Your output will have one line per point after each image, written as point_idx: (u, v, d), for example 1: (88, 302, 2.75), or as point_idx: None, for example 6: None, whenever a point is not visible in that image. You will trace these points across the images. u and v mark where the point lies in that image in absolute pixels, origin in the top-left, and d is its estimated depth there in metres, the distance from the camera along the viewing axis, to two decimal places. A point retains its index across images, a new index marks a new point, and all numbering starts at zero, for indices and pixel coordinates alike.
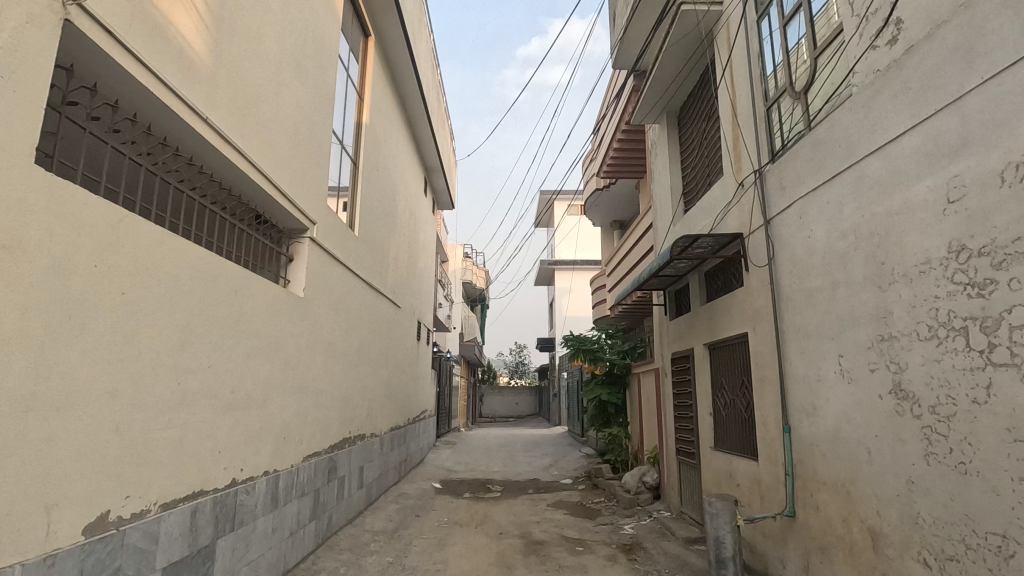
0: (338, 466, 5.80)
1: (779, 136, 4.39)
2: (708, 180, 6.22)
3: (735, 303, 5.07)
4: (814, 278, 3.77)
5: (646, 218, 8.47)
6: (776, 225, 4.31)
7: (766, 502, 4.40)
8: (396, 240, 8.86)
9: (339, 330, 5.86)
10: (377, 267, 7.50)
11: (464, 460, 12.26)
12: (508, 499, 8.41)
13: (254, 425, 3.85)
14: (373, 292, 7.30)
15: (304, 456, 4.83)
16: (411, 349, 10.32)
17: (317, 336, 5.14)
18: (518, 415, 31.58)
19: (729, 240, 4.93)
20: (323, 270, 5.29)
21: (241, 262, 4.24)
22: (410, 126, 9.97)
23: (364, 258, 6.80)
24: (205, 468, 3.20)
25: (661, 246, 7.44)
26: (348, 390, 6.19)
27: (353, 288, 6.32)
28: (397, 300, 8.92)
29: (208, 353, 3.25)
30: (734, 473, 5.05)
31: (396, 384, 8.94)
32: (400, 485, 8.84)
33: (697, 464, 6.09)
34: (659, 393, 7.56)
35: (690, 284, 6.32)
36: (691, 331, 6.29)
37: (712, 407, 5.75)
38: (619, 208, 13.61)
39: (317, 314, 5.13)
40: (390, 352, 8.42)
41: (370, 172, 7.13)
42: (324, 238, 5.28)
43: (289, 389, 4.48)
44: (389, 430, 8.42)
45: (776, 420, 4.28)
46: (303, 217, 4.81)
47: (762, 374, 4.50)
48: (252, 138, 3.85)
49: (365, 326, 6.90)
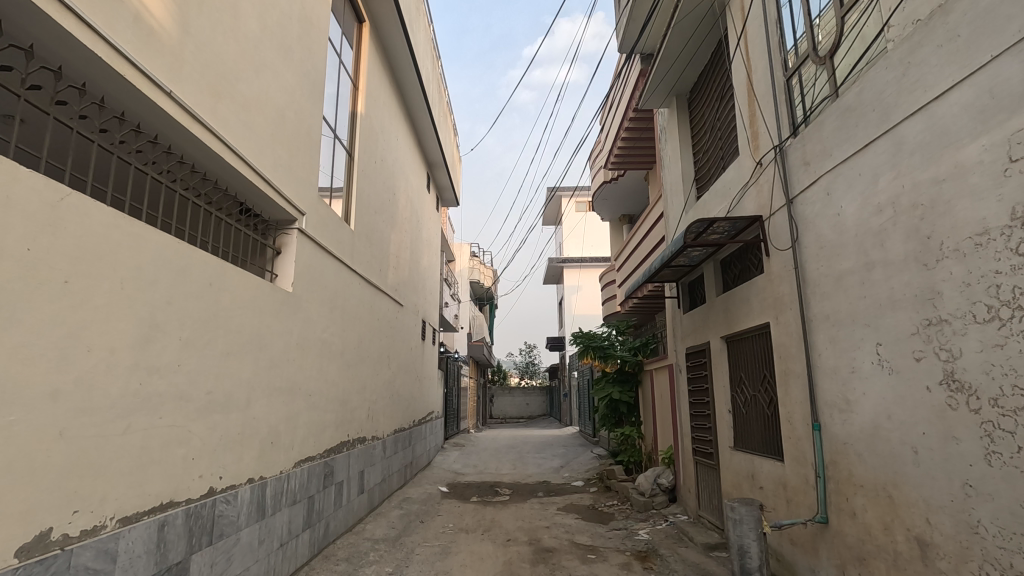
0: (335, 471, 5.51)
1: (802, 108, 4.04)
2: (722, 163, 5.86)
3: (755, 291, 4.71)
4: (845, 260, 3.41)
5: (656, 208, 8.10)
6: (798, 204, 3.95)
7: (793, 507, 4.04)
8: (397, 236, 8.59)
9: (335, 328, 5.57)
10: (376, 263, 7.21)
11: (472, 462, 11.95)
12: (517, 503, 8.08)
13: (235, 429, 3.57)
14: (371, 289, 6.99)
15: (295, 461, 4.54)
16: (415, 348, 10.03)
17: (309, 335, 4.85)
18: (529, 415, 31.21)
19: (747, 224, 4.58)
20: (315, 264, 5.00)
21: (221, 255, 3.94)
22: (410, 119, 9.70)
23: (361, 253, 6.50)
24: (175, 478, 2.92)
25: (673, 235, 7.10)
26: (345, 391, 5.90)
27: (349, 284, 6.03)
28: (399, 298, 8.63)
29: (177, 351, 2.97)
30: (757, 475, 4.69)
31: (399, 385, 8.65)
32: (404, 489, 8.55)
33: (715, 465, 5.74)
34: (673, 390, 7.20)
35: (705, 273, 5.95)
36: (706, 324, 5.93)
37: (730, 404, 5.40)
38: (628, 201, 13.25)
39: (309, 310, 4.85)
40: (392, 352, 8.14)
41: (367, 164, 6.85)
42: (315, 232, 5.00)
43: (276, 390, 4.20)
44: (392, 432, 8.13)
45: (803, 417, 3.92)
46: (290, 207, 4.53)
47: (786, 368, 4.14)
48: (229, 121, 3.57)
49: (363, 325, 6.60)
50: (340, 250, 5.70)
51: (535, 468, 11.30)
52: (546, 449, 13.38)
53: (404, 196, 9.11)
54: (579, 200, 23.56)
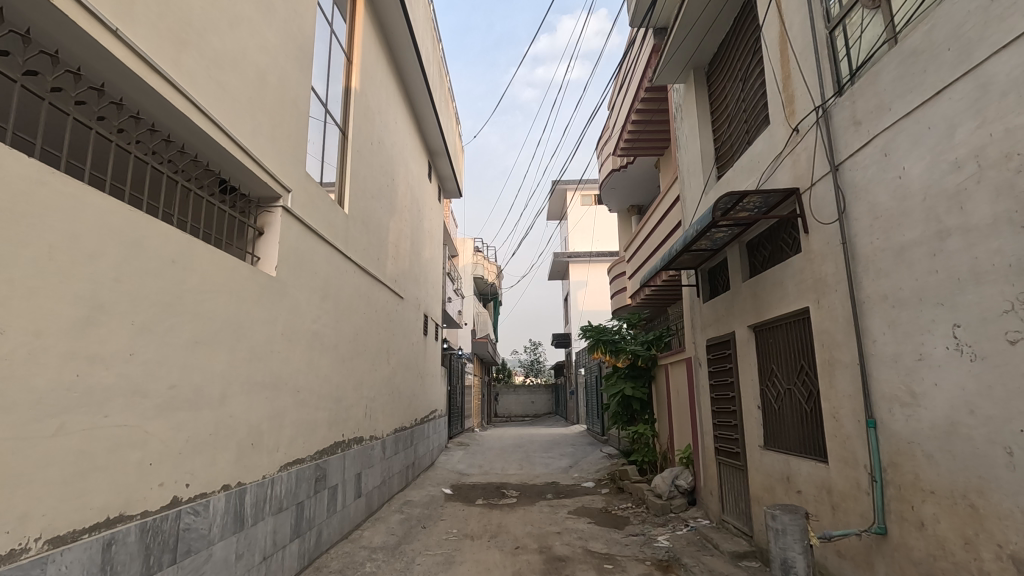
0: (328, 475, 5.06)
1: (847, 63, 3.57)
2: (748, 137, 5.38)
3: (790, 273, 4.24)
4: (908, 229, 2.94)
5: (671, 191, 7.61)
6: (846, 170, 3.48)
7: (841, 514, 3.57)
8: (396, 224, 8.14)
9: (327, 319, 5.12)
10: (373, 251, 6.76)
11: (477, 462, 11.50)
12: (524, 506, 7.62)
13: (207, 430, 3.13)
14: (368, 279, 6.54)
15: (281, 465, 4.10)
16: (416, 344, 9.58)
17: (296, 324, 4.40)
18: (534, 414, 30.73)
19: (782, 197, 4.11)
20: (303, 248, 4.55)
21: (194, 234, 3.48)
22: (410, 102, 9.25)
23: (356, 240, 6.05)
24: (127, 487, 2.48)
25: (691, 219, 6.64)
26: (339, 388, 5.45)
27: (343, 272, 5.58)
28: (399, 290, 8.18)
29: (130, 337, 2.52)
30: (794, 478, 4.22)
31: (400, 382, 8.20)
32: (406, 491, 8.11)
33: (742, 466, 5.26)
34: (692, 385, 6.72)
35: (729, 257, 5.47)
36: (730, 313, 5.45)
37: (760, 400, 4.92)
38: (637, 191, 12.77)
39: (296, 298, 4.40)
40: (391, 347, 7.68)
41: (362, 145, 6.39)
42: (302, 212, 4.54)
43: (258, 386, 3.75)
44: (393, 432, 7.69)
45: (853, 412, 3.45)
46: (273, 181, 4.07)
47: (831, 357, 3.67)
48: (197, 75, 3.12)
49: (359, 316, 6.16)
50: (331, 235, 5.25)
51: (543, 468, 10.83)
52: (554, 448, 12.93)
53: (404, 183, 8.65)
54: (585, 193, 23.07)
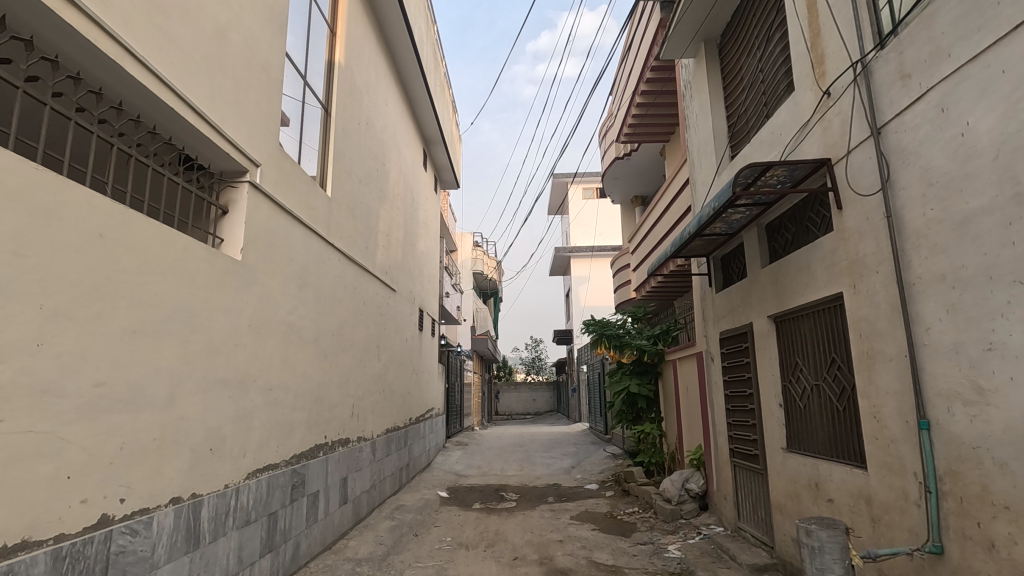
0: (308, 481, 4.62)
1: (890, 11, 3.11)
2: (767, 110, 4.92)
3: (818, 256, 3.78)
4: (973, 196, 2.48)
5: (679, 175, 7.15)
6: (891, 133, 3.02)
7: (884, 529, 3.12)
8: (388, 212, 7.69)
9: (306, 310, 4.68)
10: (360, 239, 6.31)
11: (475, 462, 11.06)
12: (524, 510, 7.18)
13: (151, 434, 2.69)
14: (355, 269, 6.08)
15: (249, 472, 3.66)
16: (411, 339, 9.14)
17: (267, 315, 3.96)
18: (536, 411, 30.28)
19: (812, 169, 3.65)
20: (275, 231, 4.11)
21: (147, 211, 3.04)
22: (403, 85, 8.79)
23: (340, 226, 5.60)
24: (35, 507, 2.04)
25: (702, 203, 6.17)
26: (321, 386, 5.01)
27: (324, 260, 5.13)
28: (391, 282, 7.73)
29: (37, 325, 2.08)
30: (824, 485, 3.77)
31: (392, 379, 7.75)
32: (398, 494, 7.68)
33: (761, 470, 4.81)
34: (703, 382, 6.26)
35: (746, 241, 5.01)
36: (748, 302, 5.00)
37: (782, 397, 4.46)
38: (641, 180, 12.30)
39: (267, 286, 3.96)
40: (382, 342, 7.23)
41: (348, 124, 5.94)
42: (273, 190, 4.09)
43: (219, 384, 3.31)
44: (384, 432, 7.25)
45: (899, 412, 2.99)
46: (237, 153, 3.63)
47: (871, 348, 3.22)
48: (131, 17, 2.67)
49: (344, 309, 5.71)
50: (310, 218, 4.80)
51: (544, 468, 10.39)
52: (555, 448, 12.48)
53: (396, 169, 8.20)
54: (586, 186, 22.57)
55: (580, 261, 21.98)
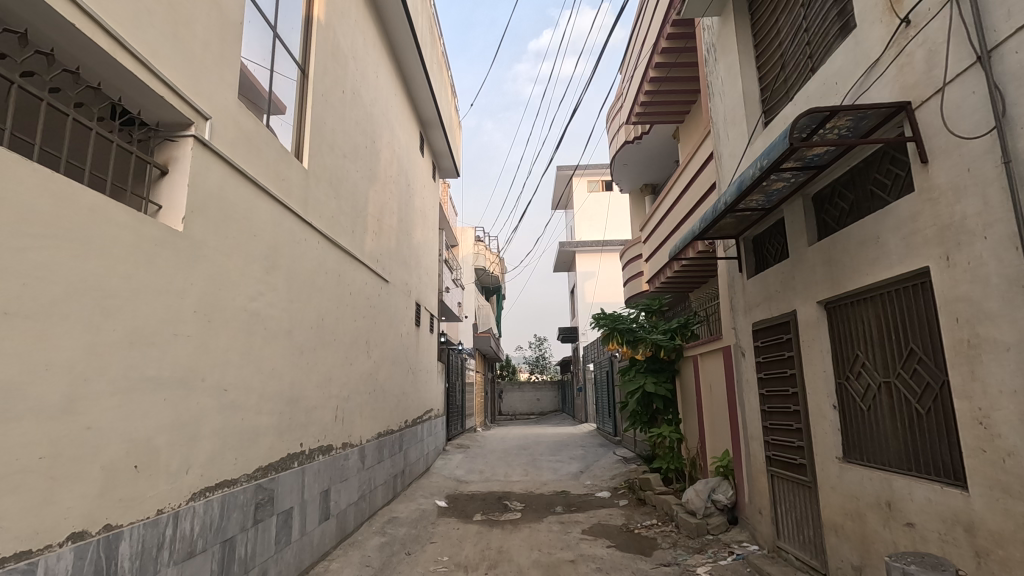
0: (278, 497, 3.95)
1: None
2: (812, 62, 4.23)
3: (892, 225, 3.09)
4: None
5: (700, 151, 6.45)
6: (1010, 53, 2.31)
7: (996, 567, 2.43)
8: (378, 195, 7.02)
9: (275, 297, 4.00)
10: (345, 222, 5.64)
11: (477, 467, 10.37)
12: (530, 523, 6.49)
13: (36, 452, 2.03)
14: (338, 255, 5.41)
15: (196, 492, 3.00)
16: (406, 335, 8.46)
17: (221, 300, 3.29)
18: (541, 412, 29.52)
19: (885, 115, 2.99)
20: (232, 200, 3.43)
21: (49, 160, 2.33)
22: (397, 61, 8.14)
23: (320, 204, 4.93)
24: None
25: (729, 177, 5.48)
26: (295, 386, 4.33)
27: (298, 242, 4.45)
28: (383, 271, 7.05)
29: None
30: (900, 505, 3.08)
31: (385, 378, 7.07)
32: (391, 505, 6.99)
33: (808, 482, 4.11)
34: (732, 380, 5.56)
35: (787, 215, 4.32)
36: (790, 287, 4.30)
37: (837, 398, 3.77)
38: (651, 167, 11.62)
39: (220, 265, 3.28)
40: (373, 337, 6.55)
41: (329, 90, 5.27)
42: (230, 152, 3.42)
43: (150, 384, 2.64)
44: (375, 437, 6.56)
45: (1020, 417, 2.30)
46: (177, 98, 2.92)
47: (975, 335, 2.52)
48: None
49: (326, 299, 5.04)
50: (280, 191, 4.12)
51: (551, 474, 9.69)
52: (562, 451, 11.76)
53: (388, 149, 7.52)
54: (592, 179, 21.86)
55: (590, 254, 21.27)
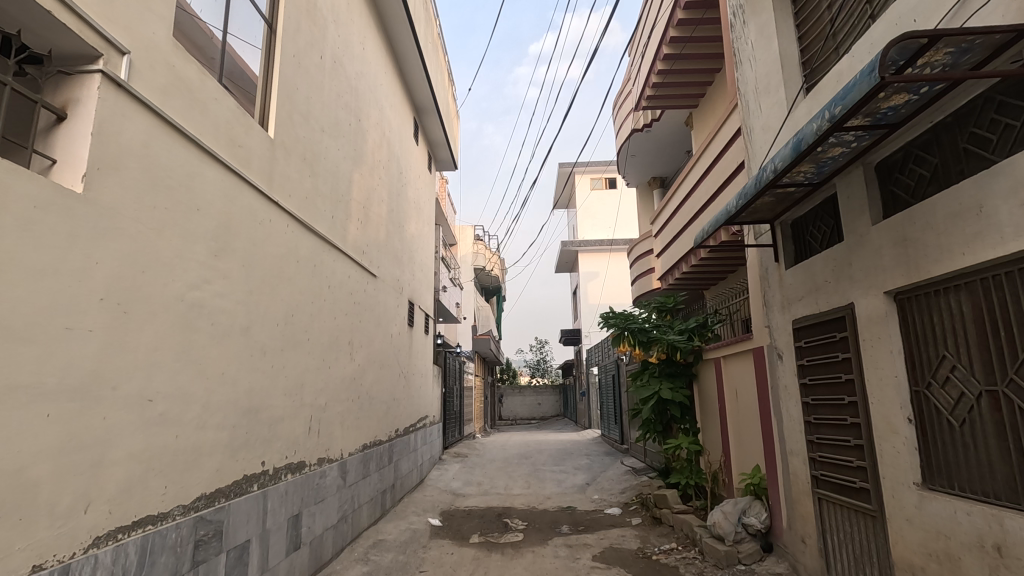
0: (230, 529, 3.24)
1: None
2: (871, 7, 3.55)
3: (1006, 189, 2.39)
4: None
5: (725, 128, 5.78)
6: None
7: None
8: (366, 179, 6.34)
9: (226, 286, 3.30)
10: (323, 205, 4.95)
11: (476, 478, 9.64)
12: (533, 545, 5.77)
13: None
14: (313, 242, 4.71)
15: (103, 535, 2.30)
16: (398, 335, 7.76)
17: (145, 287, 2.59)
18: (541, 417, 28.78)
19: (997, 45, 2.34)
20: (164, 163, 2.74)
21: None
22: (387, 36, 7.46)
23: (290, 181, 4.24)
24: None
25: (762, 153, 4.80)
26: (255, 393, 3.63)
27: (260, 223, 3.77)
28: (370, 264, 6.35)
29: None
30: (1015, 552, 2.38)
31: (372, 384, 6.37)
32: (379, 524, 6.27)
33: (872, 511, 3.41)
34: (765, 386, 4.86)
35: (842, 191, 3.64)
36: (845, 276, 3.61)
37: (913, 411, 3.07)
38: (661, 158, 10.95)
39: (144, 241, 2.59)
40: (357, 337, 5.85)
41: (303, 51, 4.59)
42: (161, 102, 2.73)
43: (21, 395, 1.95)
44: (359, 449, 5.85)
45: None
46: (75, 19, 2.22)
47: None
48: None
49: (297, 291, 4.34)
50: (235, 160, 3.44)
51: (555, 486, 8.97)
52: (566, 460, 11.04)
53: (377, 131, 6.84)
54: (596, 176, 21.16)
55: (600, 253, 20.65)
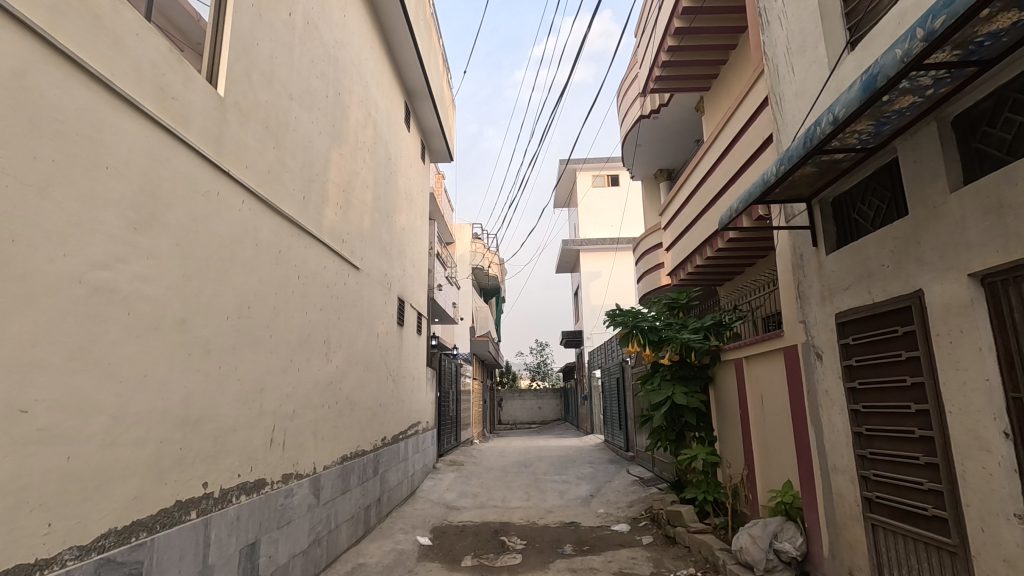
0: (153, 571, 2.60)
1: None
2: None
3: None
4: None
5: (748, 101, 5.16)
6: None
7: None
8: (346, 160, 5.71)
9: (151, 267, 2.66)
10: (291, 182, 4.31)
11: (471, 489, 8.97)
12: (533, 570, 5.12)
13: None
14: (277, 224, 4.07)
15: None
16: (386, 335, 7.11)
17: (17, 260, 1.97)
18: (541, 421, 28.11)
19: None
20: (50, 103, 2.12)
21: None
22: (373, 8, 6.83)
23: (246, 150, 3.61)
24: None
25: (795, 121, 4.18)
26: (195, 400, 2.99)
27: (203, 195, 3.13)
28: (351, 255, 5.72)
29: None
30: None
31: (353, 388, 5.72)
32: (360, 545, 5.61)
33: (950, 546, 2.77)
34: (801, 391, 4.21)
35: (905, 154, 3.02)
36: (911, 257, 2.97)
37: (1011, 424, 2.44)
38: (669, 148, 10.34)
39: (14, 199, 1.95)
40: (335, 336, 5.21)
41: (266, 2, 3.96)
42: (48, 23, 2.11)
43: None
44: (337, 462, 5.20)
45: None
46: None
47: None
48: None
49: (256, 280, 3.70)
50: (167, 113, 2.80)
51: (556, 497, 8.31)
52: (568, 469, 10.37)
53: (360, 109, 6.21)
54: (598, 172, 20.51)
55: (603, 252, 20.04)
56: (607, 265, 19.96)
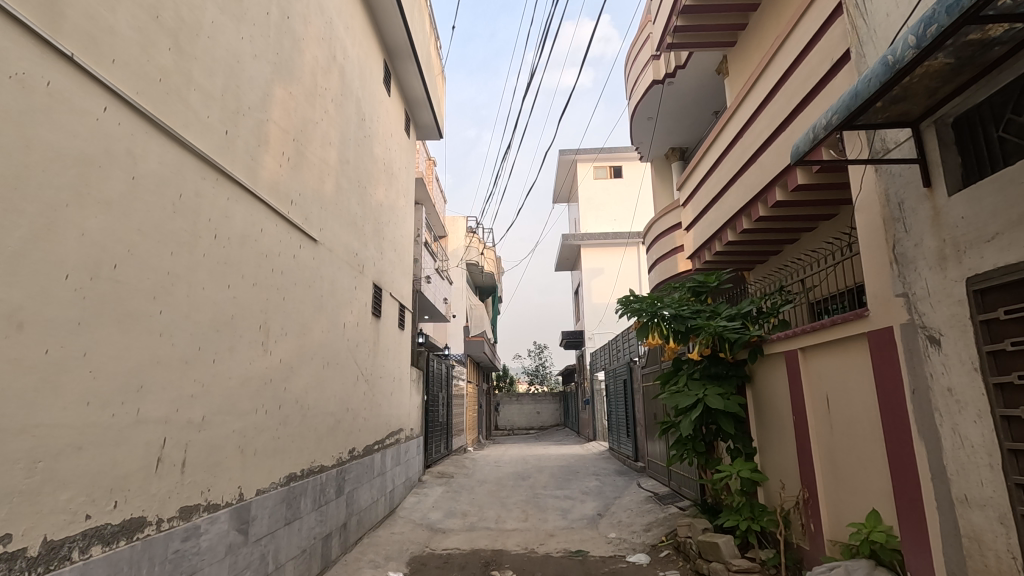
0: None
1: None
2: None
3: None
4: None
5: (805, 21, 4.05)
6: None
7: None
8: (298, 99, 4.56)
9: None
10: (203, 107, 3.17)
11: (461, 506, 7.81)
12: None
13: None
14: (178, 157, 2.94)
15: None
16: (355, 326, 5.95)
17: None
18: (540, 426, 26.90)
19: None
20: None
21: None
22: None
23: (114, 37, 2.48)
24: None
25: (889, 20, 3.06)
26: None
27: (17, 81, 2.01)
28: (303, 221, 4.57)
29: None
30: None
31: (307, 388, 4.56)
32: None
33: None
34: (899, 391, 3.06)
35: None
36: None
37: None
38: (685, 121, 9.22)
39: None
40: (278, 321, 4.06)
41: None
42: None
43: None
44: (278, 483, 4.00)
45: None
46: None
47: None
48: None
49: (133, 229, 2.56)
50: None
51: (559, 517, 7.13)
52: (572, 482, 9.19)
53: (321, 48, 5.10)
54: (598, 163, 19.47)
55: (614, 247, 18.82)
56: (614, 264, 18.58)
